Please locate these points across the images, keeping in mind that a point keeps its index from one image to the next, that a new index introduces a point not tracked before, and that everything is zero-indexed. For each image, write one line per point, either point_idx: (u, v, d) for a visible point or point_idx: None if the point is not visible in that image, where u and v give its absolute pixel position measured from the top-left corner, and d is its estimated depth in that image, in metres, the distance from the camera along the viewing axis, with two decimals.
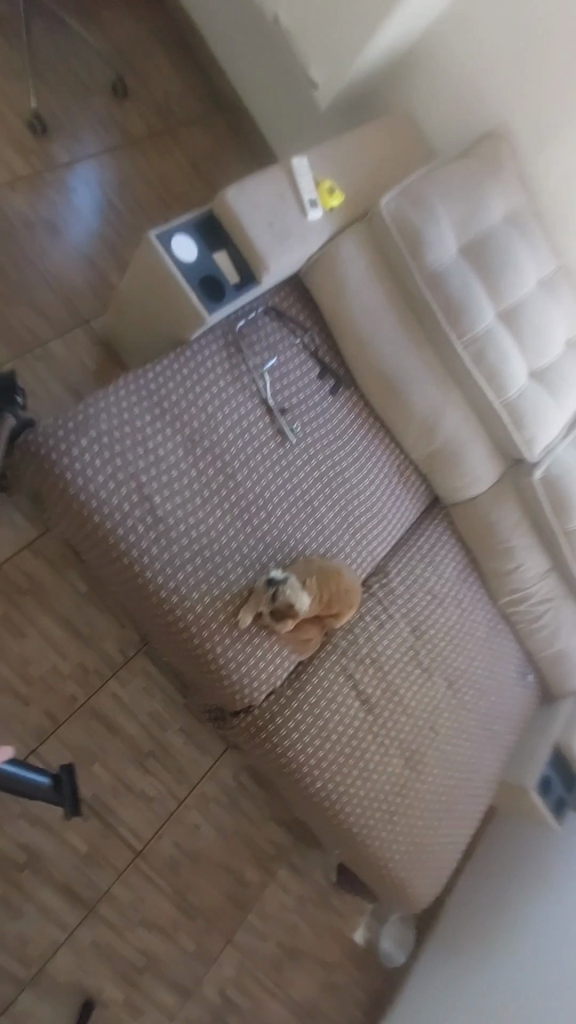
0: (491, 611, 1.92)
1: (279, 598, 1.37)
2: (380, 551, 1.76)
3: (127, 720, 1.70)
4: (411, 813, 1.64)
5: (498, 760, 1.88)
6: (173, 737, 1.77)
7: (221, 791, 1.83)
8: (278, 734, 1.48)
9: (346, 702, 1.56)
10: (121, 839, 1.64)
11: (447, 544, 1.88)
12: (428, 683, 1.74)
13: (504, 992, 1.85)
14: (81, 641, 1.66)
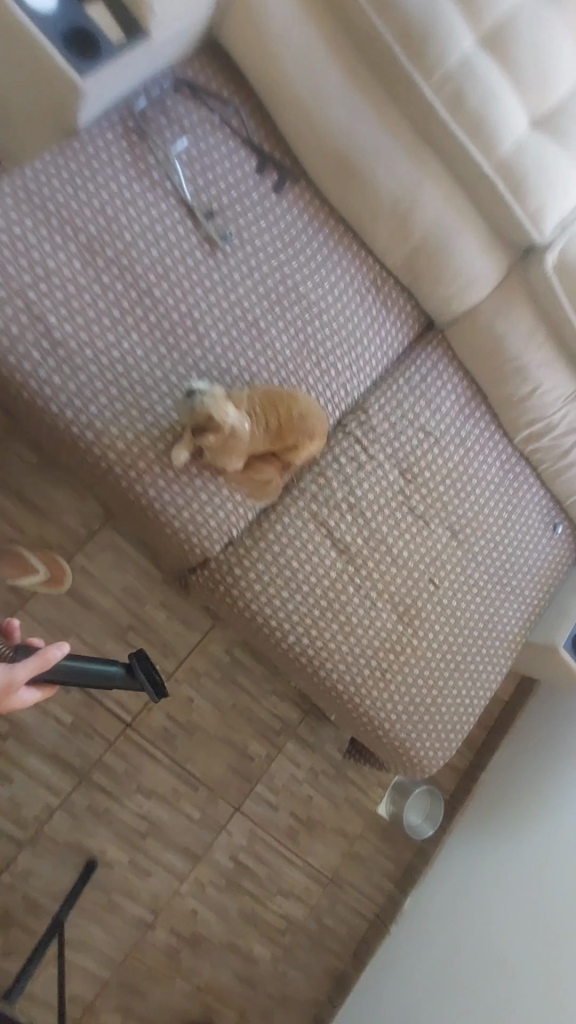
0: (506, 450, 1.60)
1: (198, 412, 1.16)
2: (356, 382, 1.47)
3: (100, 594, 1.61)
4: (410, 673, 1.45)
5: (520, 619, 1.63)
6: (154, 612, 1.67)
7: (213, 664, 1.74)
8: (239, 589, 1.31)
9: (319, 551, 1.36)
10: (107, 712, 1.60)
11: (446, 370, 1.55)
12: (424, 532, 1.49)
13: (543, 872, 1.70)
14: (38, 515, 1.56)
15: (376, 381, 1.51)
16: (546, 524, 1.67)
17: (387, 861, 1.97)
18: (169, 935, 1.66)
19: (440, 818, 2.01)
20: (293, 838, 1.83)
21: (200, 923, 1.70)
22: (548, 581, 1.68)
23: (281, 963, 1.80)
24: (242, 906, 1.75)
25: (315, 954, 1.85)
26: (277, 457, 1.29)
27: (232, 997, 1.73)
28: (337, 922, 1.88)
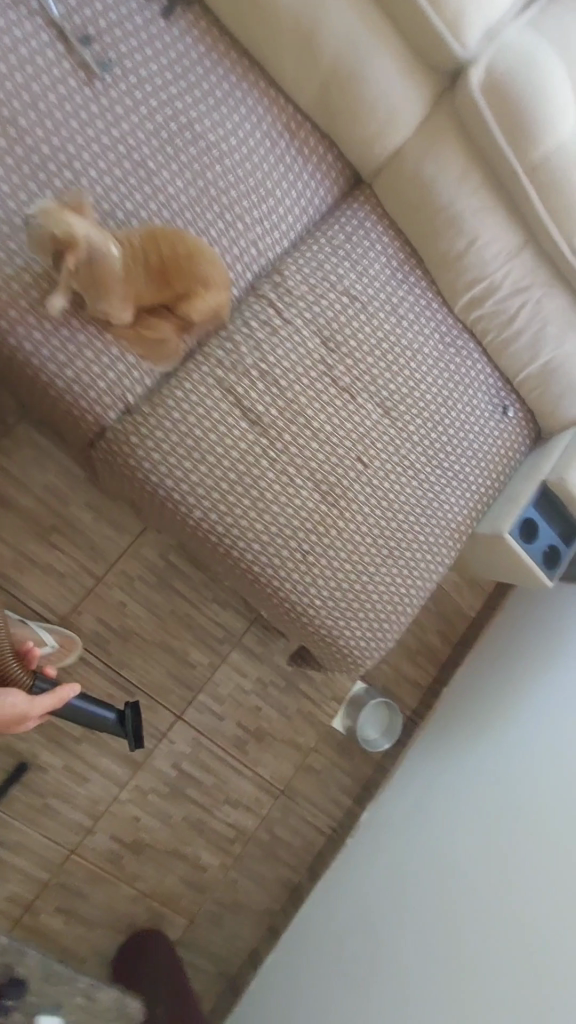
0: (445, 321, 1.47)
1: (39, 231, 1.04)
2: (270, 242, 1.34)
3: (19, 493, 1.54)
4: (335, 556, 1.35)
5: (465, 506, 1.51)
6: (79, 513, 1.59)
7: (146, 569, 1.66)
8: (137, 461, 1.21)
9: (226, 421, 1.26)
10: (34, 613, 1.56)
11: (372, 231, 1.41)
12: (351, 405, 1.37)
13: (502, 782, 1.63)
14: None
15: (295, 243, 1.38)
16: (495, 407, 1.54)
17: (344, 774, 1.92)
18: (111, 841, 1.63)
19: (399, 731, 1.94)
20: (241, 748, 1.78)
21: (143, 830, 1.66)
22: (498, 470, 1.56)
23: (232, 872, 1.77)
24: (187, 814, 1.71)
25: (267, 865, 1.82)
26: (172, 312, 1.19)
27: (179, 902, 1.72)
28: (290, 833, 1.84)
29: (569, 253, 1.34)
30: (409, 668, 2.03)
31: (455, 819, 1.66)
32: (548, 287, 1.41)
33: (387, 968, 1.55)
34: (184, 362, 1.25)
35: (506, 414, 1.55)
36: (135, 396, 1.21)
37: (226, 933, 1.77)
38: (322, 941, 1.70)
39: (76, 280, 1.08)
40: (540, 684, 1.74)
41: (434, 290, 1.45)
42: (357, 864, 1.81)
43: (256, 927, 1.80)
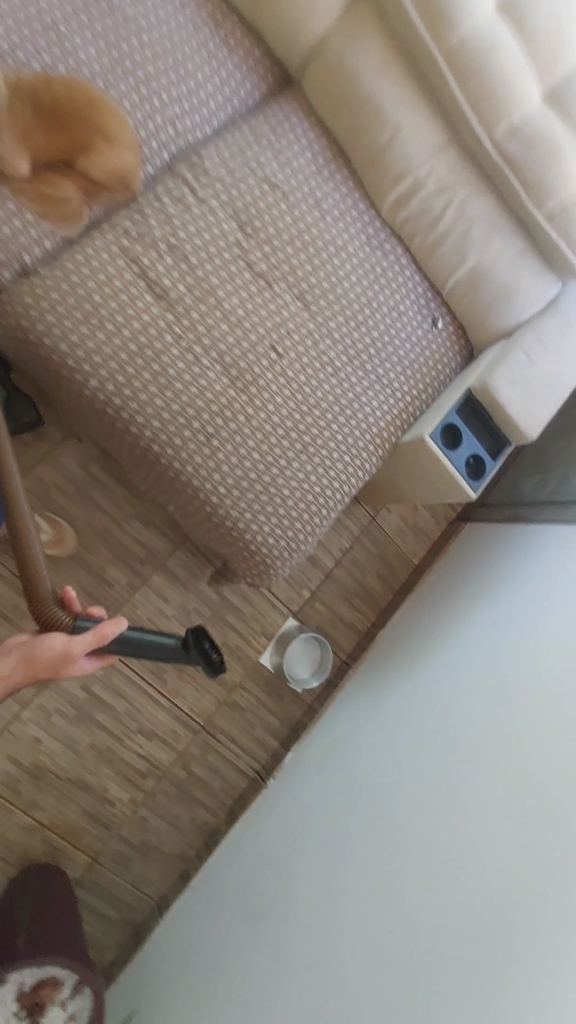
0: (371, 222, 1.45)
1: None
2: (190, 126, 1.33)
3: None
4: (241, 442, 1.30)
5: (387, 412, 1.47)
6: None
7: (64, 478, 1.60)
8: (30, 321, 1.16)
9: (129, 291, 1.22)
10: None
11: (298, 125, 1.40)
12: (266, 293, 1.34)
13: (421, 709, 1.56)
14: None
15: (217, 132, 1.36)
16: (424, 316, 1.51)
17: (270, 714, 1.82)
18: (8, 764, 1.52)
19: (329, 670, 1.86)
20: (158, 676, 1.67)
21: (44, 756, 1.55)
22: (427, 381, 1.52)
23: (142, 810, 1.66)
24: (95, 743, 1.60)
25: (183, 805, 1.71)
26: (76, 173, 1.18)
27: (82, 838, 1.60)
28: (209, 773, 1.74)
29: (490, 148, 1.36)
30: (346, 610, 1.95)
31: (375, 752, 1.58)
32: (473, 189, 1.42)
33: (305, 907, 1.41)
34: (86, 228, 1.21)
35: (436, 325, 1.52)
36: (33, 257, 1.17)
37: (133, 877, 1.65)
38: (234, 889, 1.58)
39: None
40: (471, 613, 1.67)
41: (361, 191, 1.44)
42: (274, 806, 1.71)
43: (166, 873, 1.69)
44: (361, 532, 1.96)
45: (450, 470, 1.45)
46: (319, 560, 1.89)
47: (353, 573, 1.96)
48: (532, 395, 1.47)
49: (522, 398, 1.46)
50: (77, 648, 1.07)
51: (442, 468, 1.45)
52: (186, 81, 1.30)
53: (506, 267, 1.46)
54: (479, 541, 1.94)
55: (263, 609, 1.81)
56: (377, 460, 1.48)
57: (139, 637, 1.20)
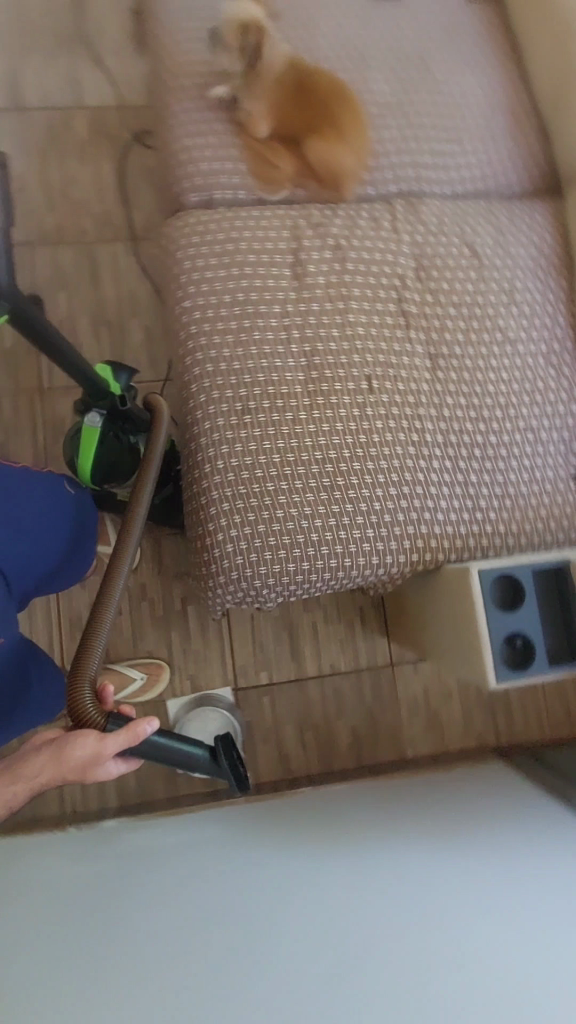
0: (563, 342, 1.26)
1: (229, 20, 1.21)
2: (433, 175, 1.31)
3: (106, 276, 1.62)
4: (269, 428, 1.15)
5: (450, 521, 1.16)
6: (131, 321, 1.61)
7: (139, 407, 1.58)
8: (181, 237, 1.23)
9: (275, 258, 1.22)
10: (34, 364, 1.57)
11: (539, 224, 1.30)
12: (400, 332, 1.21)
13: (244, 908, 1.07)
14: (112, 189, 1.67)
15: (456, 194, 1.33)
16: (563, 464, 1.21)
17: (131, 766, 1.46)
18: None
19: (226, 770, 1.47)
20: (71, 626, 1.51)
21: None
22: (522, 526, 1.18)
23: None
24: None
25: None
26: (300, 155, 1.27)
27: None
28: None
29: None
30: (291, 733, 1.53)
31: (158, 898, 1.10)
32: None
33: None
34: (283, 200, 1.28)
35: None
36: (220, 193, 1.26)
37: None
38: None
39: (239, 82, 1.24)
40: (432, 846, 1.16)
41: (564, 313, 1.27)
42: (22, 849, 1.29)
43: None
44: (368, 667, 1.56)
45: (483, 625, 1.04)
46: (300, 656, 1.55)
47: (329, 701, 1.54)
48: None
49: None
50: (106, 752, 0.81)
51: (475, 616, 1.05)
52: (453, 141, 1.31)
53: None
54: (497, 789, 1.37)
55: (209, 653, 1.53)
56: (406, 560, 1.16)
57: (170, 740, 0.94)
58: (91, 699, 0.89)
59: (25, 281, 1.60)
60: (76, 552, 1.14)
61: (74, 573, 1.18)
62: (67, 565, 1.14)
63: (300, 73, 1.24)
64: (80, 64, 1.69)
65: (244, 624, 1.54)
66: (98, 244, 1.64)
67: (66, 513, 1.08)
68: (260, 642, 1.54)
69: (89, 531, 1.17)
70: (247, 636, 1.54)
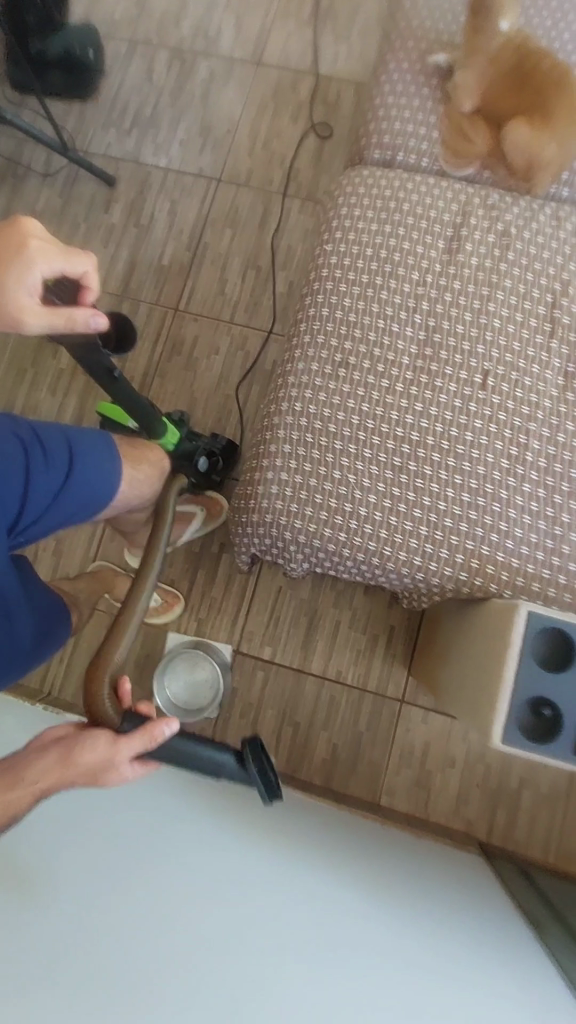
0: None
1: None
2: None
3: (272, 225, 1.66)
4: (361, 390, 1.07)
5: (516, 552, 1.01)
6: (279, 271, 1.62)
7: (254, 350, 1.58)
8: (347, 186, 1.20)
9: (432, 226, 1.14)
10: (179, 285, 1.64)
11: None
12: (538, 338, 1.08)
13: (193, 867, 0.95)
14: (309, 148, 1.70)
15: None
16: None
17: None
18: None
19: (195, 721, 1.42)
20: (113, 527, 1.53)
21: None
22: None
23: None
24: None
25: None
26: (498, 136, 1.19)
27: None
28: None
29: None
30: (270, 719, 1.42)
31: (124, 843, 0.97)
32: None
33: None
34: (465, 177, 1.21)
35: None
36: (403, 155, 1.22)
37: None
38: None
39: (462, 50, 1.18)
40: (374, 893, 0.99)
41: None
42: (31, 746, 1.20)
43: None
44: (375, 690, 1.41)
45: (511, 671, 0.88)
46: (310, 650, 1.43)
47: (321, 707, 1.41)
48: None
49: None
50: (122, 755, 0.78)
51: (505, 657, 0.88)
52: None
53: None
54: (466, 884, 1.15)
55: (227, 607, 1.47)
56: (453, 575, 1.02)
57: (195, 747, 0.82)
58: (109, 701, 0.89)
59: (201, 211, 1.68)
60: (86, 467, 1.04)
61: (90, 498, 1.06)
62: (75, 487, 1.03)
63: (522, 54, 1.15)
64: (325, 34, 1.76)
65: (268, 592, 1.47)
66: (278, 194, 1.68)
67: (64, 440, 1.03)
68: (277, 618, 1.45)
69: (99, 448, 1.07)
70: (267, 605, 1.46)
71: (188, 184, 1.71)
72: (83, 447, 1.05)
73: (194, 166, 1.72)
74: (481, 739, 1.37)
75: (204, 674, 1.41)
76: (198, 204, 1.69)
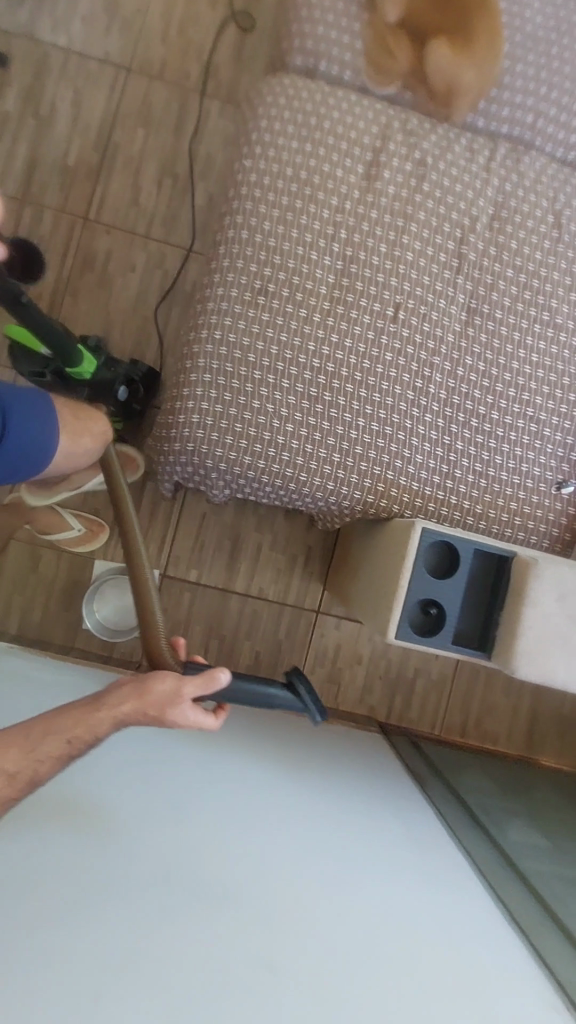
0: None
1: None
2: (541, 131, 1.22)
3: (189, 129, 1.54)
4: (280, 320, 1.09)
5: (417, 477, 1.12)
6: (197, 183, 1.54)
7: (172, 270, 1.52)
8: (267, 95, 1.15)
9: (352, 148, 1.13)
10: (87, 191, 1.51)
11: None
12: (446, 273, 1.14)
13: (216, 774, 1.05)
14: (228, 41, 1.56)
15: (558, 158, 1.23)
16: (552, 468, 1.16)
17: (41, 604, 1.49)
18: None
19: (125, 642, 1.49)
20: None
21: None
22: (486, 509, 1.14)
23: None
24: None
25: None
26: (419, 55, 1.17)
27: None
28: None
29: None
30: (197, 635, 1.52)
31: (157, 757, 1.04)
32: None
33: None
34: (387, 94, 1.19)
35: (557, 489, 1.16)
36: (325, 65, 1.16)
37: None
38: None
39: None
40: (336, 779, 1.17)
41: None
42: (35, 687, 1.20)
43: None
44: (295, 605, 1.55)
45: (405, 577, 1.02)
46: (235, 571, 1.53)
47: (245, 622, 1.53)
48: (571, 632, 1.00)
49: (547, 621, 1.00)
50: (187, 690, 0.86)
51: (400, 566, 1.03)
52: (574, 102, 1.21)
53: None
54: (370, 758, 1.35)
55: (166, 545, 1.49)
56: (362, 497, 1.12)
57: (251, 685, 0.99)
58: (165, 646, 1.04)
59: (109, 106, 1.53)
60: (21, 429, 0.99)
61: (26, 460, 1.02)
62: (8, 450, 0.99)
63: None
64: None
65: (194, 518, 1.52)
66: (195, 93, 1.55)
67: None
68: (202, 543, 1.52)
69: (34, 408, 1.02)
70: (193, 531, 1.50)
71: (93, 70, 1.53)
72: (18, 405, 1.00)
73: (99, 49, 1.53)
74: (385, 642, 1.56)
75: (133, 598, 1.46)
76: (106, 97, 1.53)
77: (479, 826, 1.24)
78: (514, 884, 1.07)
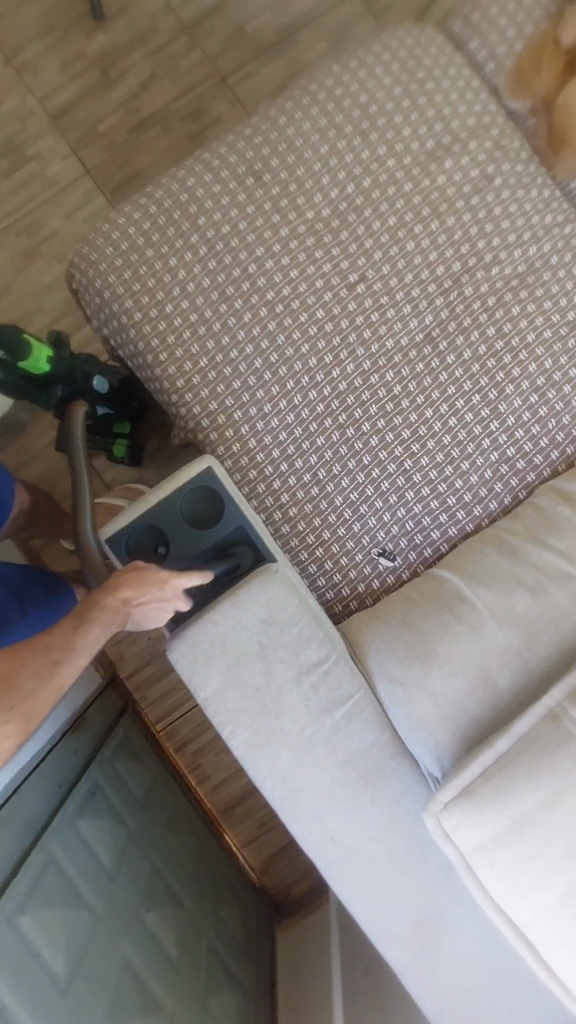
0: (520, 464, 1.03)
1: None
2: None
3: None
4: (250, 208, 1.02)
5: (258, 439, 1.02)
6: None
7: None
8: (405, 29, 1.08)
9: (435, 119, 1.04)
10: (245, 60, 1.52)
11: None
12: (429, 287, 1.03)
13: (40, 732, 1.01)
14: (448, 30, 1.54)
15: None
16: (391, 532, 1.02)
17: None
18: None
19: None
20: (33, 212, 1.48)
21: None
22: (297, 517, 1.02)
23: None
24: None
25: None
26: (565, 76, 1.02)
27: None
28: None
29: (539, 667, 0.86)
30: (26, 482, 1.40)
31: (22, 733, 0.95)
32: (554, 629, 0.87)
33: None
34: (509, 97, 1.08)
35: (380, 557, 1.02)
36: (474, 46, 1.09)
37: None
38: None
39: None
40: (71, 741, 1.10)
41: (570, 457, 1.04)
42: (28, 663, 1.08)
43: None
44: None
45: (157, 491, 0.91)
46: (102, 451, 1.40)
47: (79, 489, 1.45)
48: (248, 664, 0.85)
49: (244, 632, 0.85)
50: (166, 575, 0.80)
51: (165, 479, 0.91)
52: None
53: (465, 657, 0.86)
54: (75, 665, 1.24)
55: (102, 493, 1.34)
56: (199, 416, 1.03)
57: (171, 523, 0.90)
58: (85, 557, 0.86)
59: (318, 11, 1.53)
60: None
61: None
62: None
63: None
64: None
65: None
66: None
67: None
68: None
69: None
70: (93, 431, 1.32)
71: None
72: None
73: None
74: None
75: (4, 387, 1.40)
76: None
77: (72, 776, 1.06)
78: (28, 835, 0.89)
